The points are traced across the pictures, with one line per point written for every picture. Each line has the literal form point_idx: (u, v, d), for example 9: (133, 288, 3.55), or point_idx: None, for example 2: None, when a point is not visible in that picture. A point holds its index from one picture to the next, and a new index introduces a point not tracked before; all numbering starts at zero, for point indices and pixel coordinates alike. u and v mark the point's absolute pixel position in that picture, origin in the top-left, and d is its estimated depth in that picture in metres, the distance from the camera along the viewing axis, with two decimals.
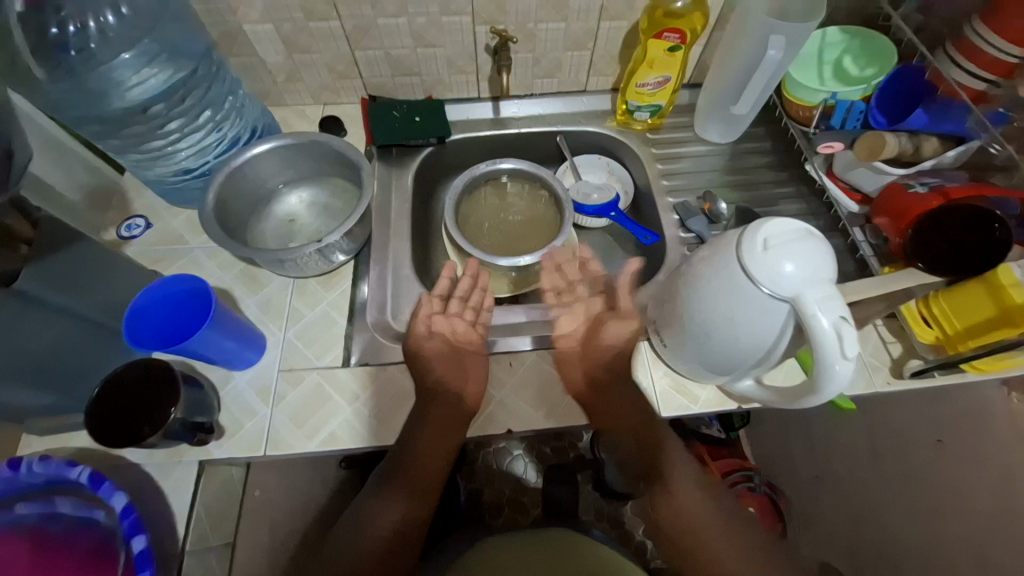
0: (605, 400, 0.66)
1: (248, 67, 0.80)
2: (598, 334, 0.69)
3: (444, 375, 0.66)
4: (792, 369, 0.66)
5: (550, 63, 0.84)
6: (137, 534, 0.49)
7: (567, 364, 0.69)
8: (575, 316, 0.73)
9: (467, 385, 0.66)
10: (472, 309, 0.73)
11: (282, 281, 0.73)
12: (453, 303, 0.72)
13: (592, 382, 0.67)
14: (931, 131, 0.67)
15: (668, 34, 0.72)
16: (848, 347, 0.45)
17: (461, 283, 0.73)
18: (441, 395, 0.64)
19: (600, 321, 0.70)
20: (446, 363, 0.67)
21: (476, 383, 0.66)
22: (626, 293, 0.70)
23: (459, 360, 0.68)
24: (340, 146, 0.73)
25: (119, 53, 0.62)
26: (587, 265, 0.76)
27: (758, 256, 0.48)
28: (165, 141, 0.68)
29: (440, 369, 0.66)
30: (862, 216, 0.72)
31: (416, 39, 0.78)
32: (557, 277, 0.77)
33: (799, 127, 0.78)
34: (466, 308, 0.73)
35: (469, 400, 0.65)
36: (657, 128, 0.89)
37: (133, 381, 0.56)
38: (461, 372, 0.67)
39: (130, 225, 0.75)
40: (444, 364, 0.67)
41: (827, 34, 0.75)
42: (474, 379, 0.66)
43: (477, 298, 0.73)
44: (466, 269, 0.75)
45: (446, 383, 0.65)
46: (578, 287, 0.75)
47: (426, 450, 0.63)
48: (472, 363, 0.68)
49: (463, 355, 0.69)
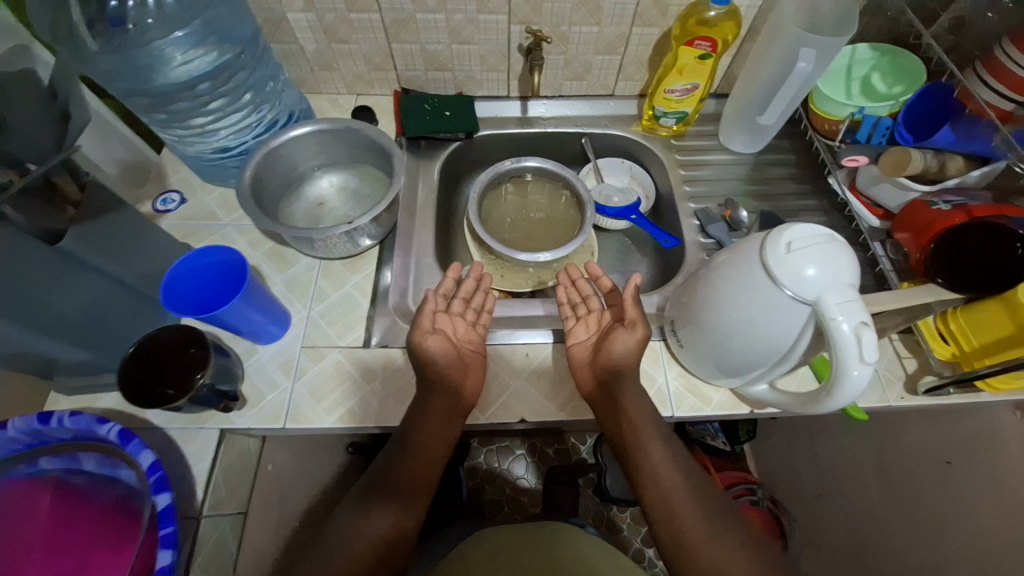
0: (620, 411, 0.62)
1: (288, 53, 0.82)
2: (606, 342, 0.65)
3: (447, 367, 0.63)
4: (806, 376, 0.67)
5: (580, 66, 0.86)
6: (163, 491, 0.50)
7: (583, 371, 0.66)
8: (586, 328, 0.69)
9: (466, 378, 0.65)
10: (477, 310, 0.71)
11: (309, 261, 0.75)
12: (456, 302, 0.70)
13: (610, 388, 0.63)
14: (957, 149, 0.68)
15: (699, 42, 0.73)
16: (866, 352, 0.45)
17: (466, 283, 0.72)
18: (444, 388, 0.62)
19: (609, 331, 0.66)
20: (451, 362, 0.64)
21: (475, 376, 0.66)
22: (630, 300, 0.65)
23: (463, 360, 0.66)
24: (373, 133, 0.75)
25: (172, 31, 0.64)
26: (597, 279, 0.73)
27: (781, 258, 0.49)
28: (207, 119, 0.70)
29: (444, 365, 0.63)
30: (882, 232, 0.73)
31: (452, 35, 0.80)
32: (572, 292, 0.73)
33: (824, 141, 0.80)
34: (468, 309, 0.71)
35: (467, 395, 0.64)
36: (681, 135, 0.90)
37: (170, 343, 0.59)
38: (462, 366, 0.65)
39: (165, 199, 0.77)
40: (449, 361, 0.64)
41: (857, 50, 0.77)
42: (473, 374, 0.66)
43: (479, 300, 0.72)
44: (471, 270, 0.74)
45: (449, 378, 0.63)
46: (591, 300, 0.71)
47: (422, 454, 0.60)
48: (474, 360, 0.67)
49: (464, 354, 0.67)
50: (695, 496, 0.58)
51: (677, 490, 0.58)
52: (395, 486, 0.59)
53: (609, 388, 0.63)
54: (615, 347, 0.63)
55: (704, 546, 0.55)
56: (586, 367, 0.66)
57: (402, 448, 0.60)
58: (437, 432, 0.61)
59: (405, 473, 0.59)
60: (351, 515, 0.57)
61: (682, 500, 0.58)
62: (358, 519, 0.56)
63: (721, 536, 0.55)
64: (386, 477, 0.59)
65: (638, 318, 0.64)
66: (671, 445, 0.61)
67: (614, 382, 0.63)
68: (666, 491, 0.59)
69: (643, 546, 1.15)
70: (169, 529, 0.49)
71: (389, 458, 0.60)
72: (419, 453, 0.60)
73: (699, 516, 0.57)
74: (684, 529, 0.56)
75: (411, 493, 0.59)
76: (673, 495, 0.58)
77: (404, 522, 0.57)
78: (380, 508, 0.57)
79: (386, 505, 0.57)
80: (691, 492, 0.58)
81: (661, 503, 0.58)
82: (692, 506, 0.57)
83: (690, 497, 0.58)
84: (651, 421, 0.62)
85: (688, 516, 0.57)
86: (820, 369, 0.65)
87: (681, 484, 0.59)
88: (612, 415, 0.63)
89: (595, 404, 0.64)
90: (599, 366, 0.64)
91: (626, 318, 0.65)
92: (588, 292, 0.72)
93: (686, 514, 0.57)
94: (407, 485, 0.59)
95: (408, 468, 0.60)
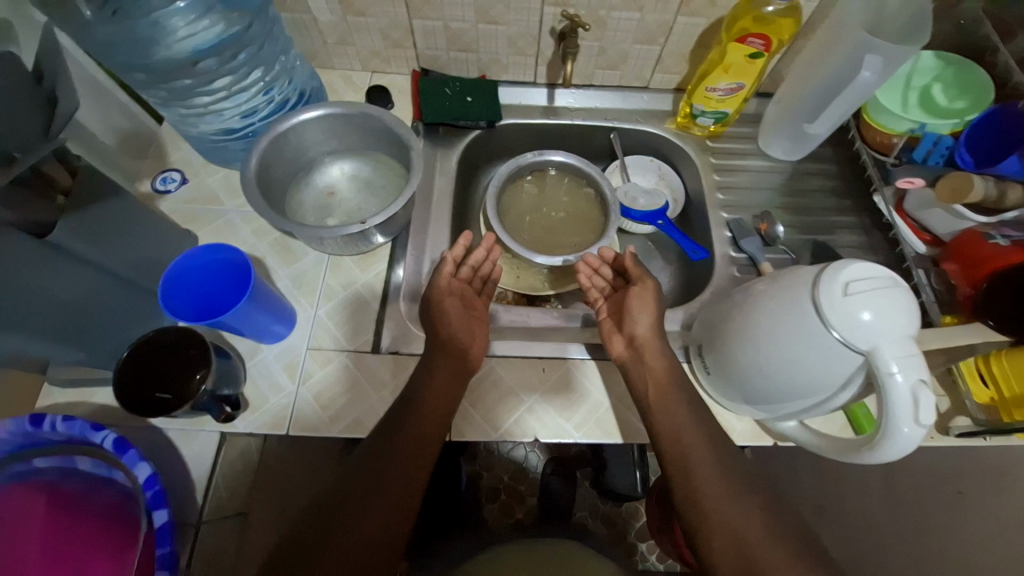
0: (646, 367, 0.61)
1: (300, 24, 0.75)
2: (625, 307, 0.66)
3: (458, 333, 0.63)
4: (841, 423, 0.62)
5: (616, 55, 0.79)
6: (159, 508, 0.49)
7: (614, 340, 0.65)
8: (612, 306, 0.69)
9: (473, 344, 0.64)
10: (482, 279, 0.72)
11: (317, 255, 0.71)
12: (465, 269, 0.70)
13: (641, 348, 0.63)
14: (1022, 178, 0.63)
15: (752, 39, 0.67)
16: (923, 413, 0.42)
17: (477, 252, 0.70)
18: (452, 349, 0.62)
19: (623, 299, 0.67)
20: (461, 323, 0.64)
21: (481, 343, 0.65)
22: (631, 262, 0.68)
23: (470, 318, 0.66)
24: (390, 121, 0.69)
25: (173, 0, 0.57)
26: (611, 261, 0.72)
27: (836, 300, 0.45)
28: (211, 98, 0.65)
29: (455, 326, 0.63)
30: (928, 260, 0.68)
31: (479, 13, 0.73)
32: (597, 278, 0.72)
33: (875, 155, 0.75)
34: (474, 277, 0.71)
35: (473, 357, 0.63)
36: (717, 136, 0.84)
37: (152, 349, 0.55)
38: (471, 329, 0.65)
39: (165, 178, 0.72)
40: (460, 326, 0.64)
41: (921, 58, 0.70)
42: (479, 341, 0.65)
43: (487, 268, 0.72)
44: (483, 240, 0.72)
45: (460, 341, 0.63)
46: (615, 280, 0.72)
47: (427, 409, 0.58)
48: (479, 327, 0.66)
49: (473, 319, 0.66)
50: (724, 472, 0.55)
51: (698, 449, 0.56)
52: (384, 477, 0.54)
53: (641, 350, 0.62)
54: (635, 303, 0.64)
55: (719, 505, 0.53)
56: (615, 331, 0.66)
57: (409, 404, 0.58)
58: (445, 392, 0.59)
59: (410, 429, 0.56)
60: (343, 508, 0.53)
61: (702, 460, 0.56)
62: (351, 514, 0.52)
63: (739, 497, 0.54)
64: (375, 466, 0.54)
65: (642, 275, 0.67)
66: (695, 410, 0.59)
67: (644, 340, 0.63)
68: (686, 451, 0.57)
69: (637, 541, 1.15)
70: (167, 549, 0.48)
71: (390, 421, 0.57)
72: (423, 411, 0.57)
73: (718, 476, 0.55)
74: (701, 487, 0.55)
75: (405, 478, 0.55)
76: (693, 455, 0.56)
77: (396, 509, 0.54)
78: (371, 497, 0.53)
79: (379, 495, 0.53)
80: (712, 455, 0.56)
81: (680, 463, 0.56)
82: (711, 467, 0.55)
83: (717, 470, 0.55)
84: (675, 384, 0.61)
85: (707, 475, 0.55)
86: (860, 422, 0.60)
87: (709, 458, 0.56)
88: (638, 372, 0.62)
89: (624, 363, 0.63)
90: (626, 328, 0.65)
91: (634, 278, 0.68)
92: (610, 276, 0.72)
93: (704, 471, 0.55)
94: (409, 442, 0.56)
95: (412, 425, 0.57)
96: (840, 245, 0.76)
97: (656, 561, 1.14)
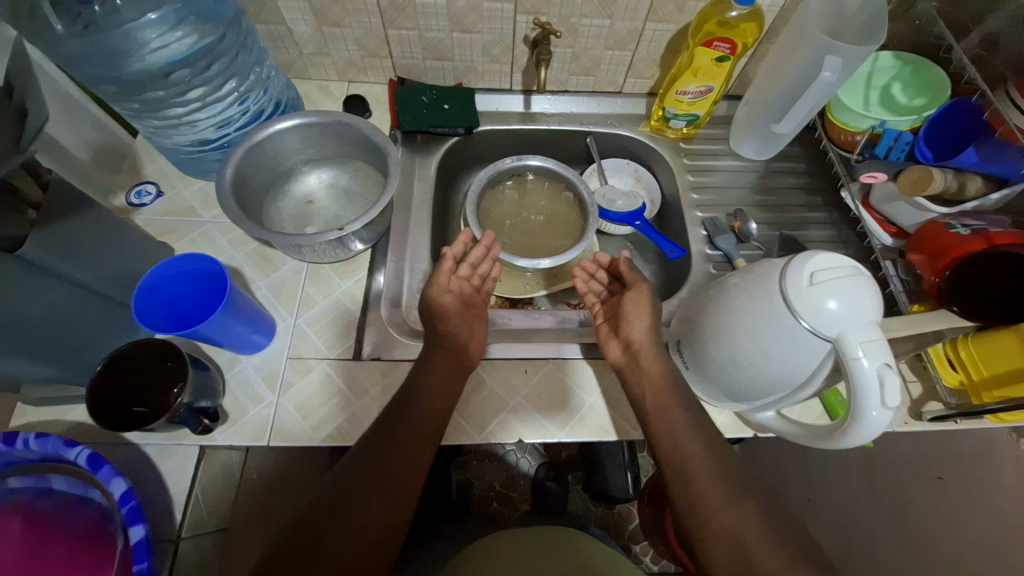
0: (643, 371, 0.62)
1: (275, 35, 0.76)
2: (623, 313, 0.66)
3: (457, 328, 0.65)
4: (816, 410, 0.63)
5: (588, 61, 0.81)
6: (137, 523, 0.49)
7: (612, 345, 0.65)
8: (608, 310, 0.70)
9: (472, 339, 0.65)
10: (480, 279, 0.71)
11: (297, 264, 0.70)
12: (464, 266, 0.70)
13: (639, 353, 0.63)
14: (979, 170, 0.65)
15: (718, 43, 0.69)
16: (888, 396, 0.44)
17: (475, 249, 0.71)
18: (452, 346, 0.63)
19: (619, 302, 0.68)
20: (461, 318, 0.66)
21: (479, 339, 0.66)
22: (623, 263, 0.70)
23: (468, 316, 0.67)
24: (367, 129, 0.69)
25: (145, 13, 0.58)
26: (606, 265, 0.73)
27: (802, 290, 0.47)
28: (185, 109, 0.65)
29: (455, 322, 0.65)
30: (895, 250, 0.72)
31: (453, 22, 0.74)
32: (594, 283, 0.73)
33: (840, 151, 0.77)
34: (474, 274, 0.71)
35: (472, 354, 0.64)
36: (690, 138, 0.86)
37: (131, 368, 0.55)
38: (469, 328, 0.66)
39: (140, 191, 0.72)
40: (458, 317, 0.66)
41: (879, 58, 0.74)
42: (478, 335, 0.66)
43: (485, 267, 0.72)
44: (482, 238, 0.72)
45: (458, 337, 0.64)
46: (613, 285, 0.72)
47: (427, 412, 0.58)
48: (479, 325, 0.67)
49: (473, 311, 0.68)
50: (718, 463, 0.55)
51: (694, 451, 0.56)
52: (380, 481, 0.54)
53: (637, 355, 0.63)
54: (631, 308, 0.65)
55: (717, 508, 0.52)
56: (612, 337, 0.66)
57: (406, 407, 0.58)
58: (441, 398, 0.59)
59: (400, 436, 0.56)
60: (331, 519, 0.51)
61: (698, 461, 0.55)
62: (339, 528, 0.51)
63: (732, 498, 0.53)
64: (369, 470, 0.54)
65: (637, 278, 0.69)
66: (690, 408, 0.60)
67: (640, 347, 0.63)
68: (683, 453, 0.56)
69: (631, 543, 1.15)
70: (144, 564, 0.47)
71: (380, 432, 0.56)
72: (421, 417, 0.57)
73: (714, 478, 0.54)
74: (698, 489, 0.54)
75: (403, 479, 0.55)
76: (690, 457, 0.56)
77: (385, 520, 0.53)
78: (361, 507, 0.52)
79: (369, 505, 0.52)
80: (709, 456, 0.56)
81: (676, 465, 0.56)
82: (707, 469, 0.55)
83: (713, 468, 0.55)
84: (671, 383, 0.61)
85: (703, 477, 0.54)
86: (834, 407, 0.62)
87: (701, 450, 0.56)
88: (636, 378, 0.62)
89: (620, 367, 0.64)
90: (622, 333, 0.65)
91: (628, 282, 0.69)
92: (606, 280, 0.73)
93: (699, 473, 0.55)
94: (399, 450, 0.55)
95: (403, 433, 0.56)
96: (811, 241, 0.78)
97: (650, 562, 1.14)
